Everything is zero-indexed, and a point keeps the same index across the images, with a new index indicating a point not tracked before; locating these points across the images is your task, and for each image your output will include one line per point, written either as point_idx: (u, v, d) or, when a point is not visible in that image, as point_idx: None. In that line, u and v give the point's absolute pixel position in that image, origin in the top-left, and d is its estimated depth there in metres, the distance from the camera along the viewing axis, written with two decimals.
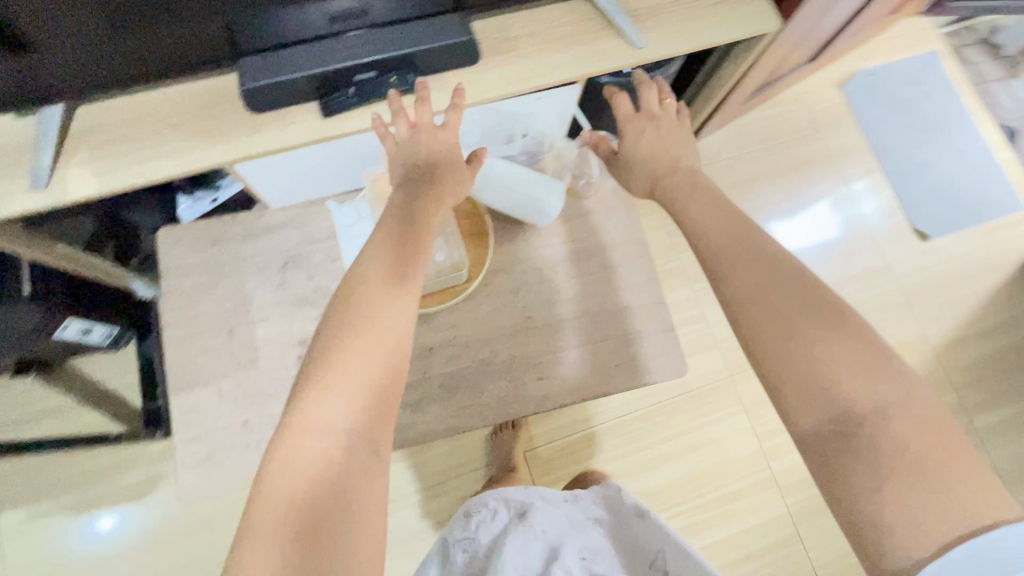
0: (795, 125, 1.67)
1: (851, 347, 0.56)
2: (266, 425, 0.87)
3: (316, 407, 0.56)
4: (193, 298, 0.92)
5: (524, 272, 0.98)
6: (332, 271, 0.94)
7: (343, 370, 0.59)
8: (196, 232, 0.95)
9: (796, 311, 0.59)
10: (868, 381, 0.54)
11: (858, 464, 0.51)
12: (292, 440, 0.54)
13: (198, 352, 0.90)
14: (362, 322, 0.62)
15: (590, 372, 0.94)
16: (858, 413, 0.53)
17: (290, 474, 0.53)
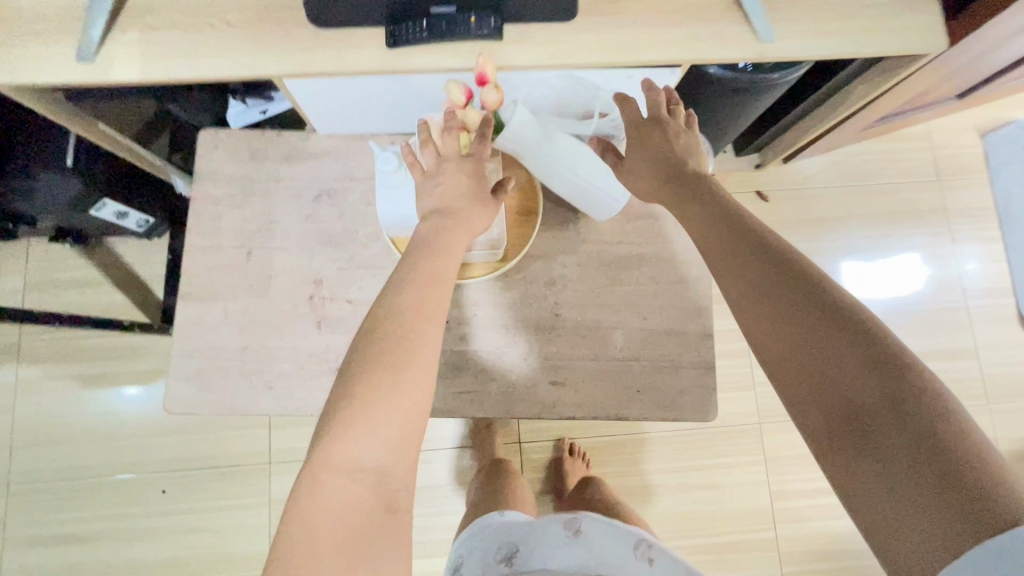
0: (911, 169, 1.45)
1: (855, 341, 0.51)
2: (263, 357, 0.84)
3: (344, 452, 0.58)
4: (219, 209, 0.88)
5: (564, 265, 0.89)
6: (363, 215, 0.88)
7: (369, 415, 0.59)
8: (238, 141, 0.90)
9: (797, 303, 0.55)
10: (872, 378, 0.49)
11: (865, 465, 0.47)
12: (322, 484, 0.56)
13: (213, 266, 0.86)
14: (389, 364, 0.62)
15: (609, 391, 0.85)
16: (860, 411, 0.49)
17: (322, 518, 0.55)
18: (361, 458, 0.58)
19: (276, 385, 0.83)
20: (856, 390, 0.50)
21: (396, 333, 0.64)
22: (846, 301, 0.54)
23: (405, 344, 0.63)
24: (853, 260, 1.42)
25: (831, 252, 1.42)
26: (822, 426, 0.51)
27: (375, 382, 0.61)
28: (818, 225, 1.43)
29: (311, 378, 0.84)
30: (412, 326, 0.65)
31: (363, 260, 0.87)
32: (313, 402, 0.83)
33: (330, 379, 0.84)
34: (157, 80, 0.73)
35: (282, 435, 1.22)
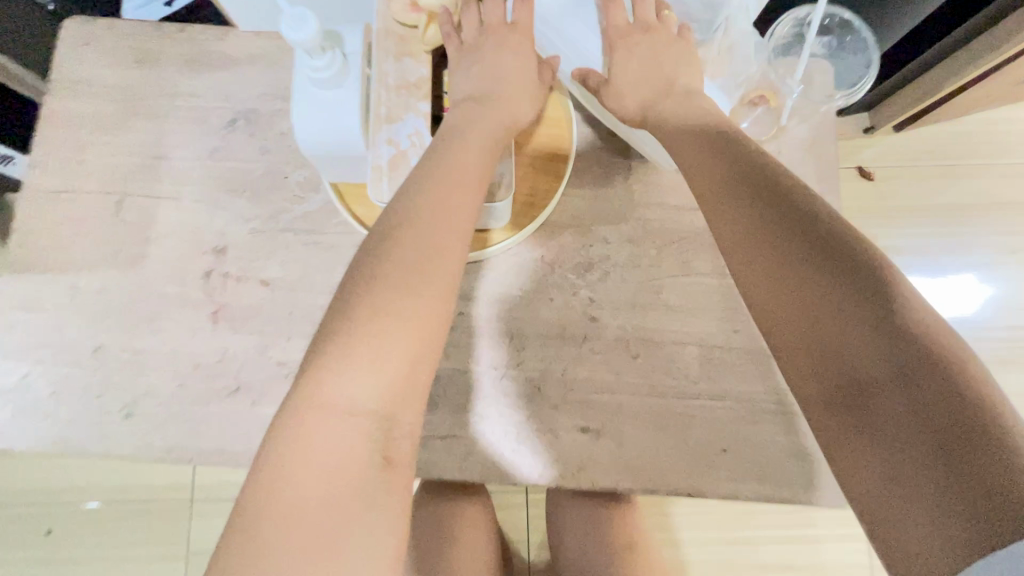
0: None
1: (854, 274, 0.35)
2: (123, 366, 0.53)
3: (343, 382, 0.36)
4: (79, 135, 0.57)
5: (606, 241, 0.56)
6: (297, 152, 0.57)
7: (378, 329, 0.37)
8: (118, 36, 0.59)
9: (772, 227, 0.39)
10: (876, 326, 0.32)
11: (862, 441, 0.31)
12: (305, 431, 0.34)
13: (62, 220, 0.56)
14: (408, 257, 0.40)
15: (672, 449, 0.52)
16: (857, 373, 0.32)
17: (310, 480, 0.33)
18: (366, 388, 0.36)
19: (138, 410, 0.52)
20: (850, 342, 0.33)
21: (423, 226, 0.41)
22: (839, 225, 0.37)
23: (430, 241, 0.41)
24: (1002, 265, 1.01)
25: (970, 252, 1.02)
26: (804, 391, 0.35)
27: (385, 282, 0.39)
28: (950, 212, 1.03)
29: (194, 402, 0.52)
30: (447, 217, 0.42)
31: (291, 220, 0.56)
32: (192, 442, 0.52)
33: (223, 406, 0.52)
34: None
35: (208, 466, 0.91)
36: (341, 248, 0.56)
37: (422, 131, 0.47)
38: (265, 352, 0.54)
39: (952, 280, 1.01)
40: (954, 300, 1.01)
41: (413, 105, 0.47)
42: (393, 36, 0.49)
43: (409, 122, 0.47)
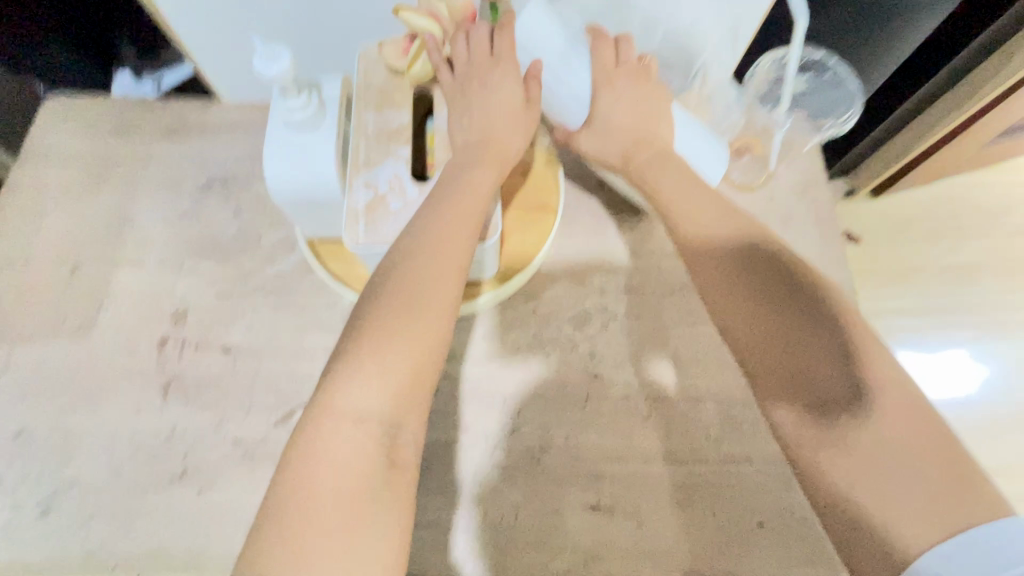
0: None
1: (813, 297, 0.37)
2: (50, 450, 0.45)
3: (351, 385, 0.33)
4: (44, 201, 0.54)
5: (603, 292, 0.52)
6: (275, 213, 0.54)
7: (387, 331, 0.34)
8: (99, 109, 0.59)
9: (749, 256, 0.39)
10: (836, 344, 0.35)
11: (829, 448, 0.32)
12: (312, 438, 0.31)
13: (8, 288, 0.51)
14: (416, 259, 0.37)
15: (702, 525, 0.44)
16: (823, 387, 0.34)
17: (317, 488, 0.29)
18: (374, 390, 0.33)
19: (57, 506, 0.43)
20: (828, 362, 0.34)
21: (426, 232, 0.38)
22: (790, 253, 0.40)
23: (432, 256, 0.38)
24: (1007, 324, 0.98)
25: (972, 311, 0.99)
26: (779, 406, 0.35)
27: (393, 284, 0.36)
28: (944, 273, 1.02)
29: (127, 493, 0.44)
30: (450, 225, 0.39)
31: (262, 281, 0.52)
32: (117, 544, 0.42)
33: (162, 496, 0.44)
34: None
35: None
36: (314, 309, 0.51)
37: (401, 177, 0.44)
38: (220, 427, 0.46)
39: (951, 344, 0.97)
40: (946, 381, 0.95)
41: (394, 151, 0.45)
42: (374, 89, 0.48)
43: (388, 167, 0.44)
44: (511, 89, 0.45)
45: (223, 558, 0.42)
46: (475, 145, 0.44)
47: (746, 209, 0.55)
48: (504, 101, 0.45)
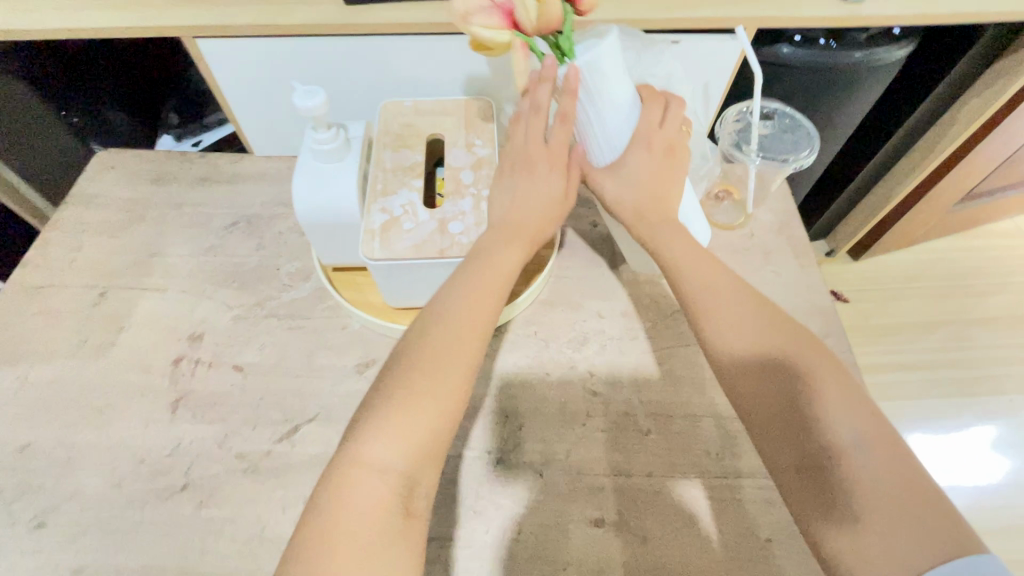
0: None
1: (802, 349, 0.39)
2: (53, 465, 0.45)
3: (377, 438, 0.35)
4: (80, 238, 0.59)
5: (600, 317, 0.55)
6: (294, 247, 0.59)
7: (411, 388, 0.37)
8: (142, 160, 0.65)
9: (747, 308, 0.41)
10: (825, 394, 0.36)
11: (823, 498, 0.34)
12: (341, 484, 0.34)
13: (35, 311, 0.54)
14: (440, 325, 0.40)
15: (708, 548, 0.43)
16: (815, 438, 0.35)
17: (342, 530, 0.32)
18: (396, 445, 0.35)
19: (54, 518, 0.43)
20: (826, 418, 0.35)
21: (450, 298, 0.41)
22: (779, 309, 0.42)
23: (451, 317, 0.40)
24: (999, 381, 1.00)
25: (964, 368, 1.01)
26: (778, 459, 0.36)
27: (419, 347, 0.39)
28: (930, 331, 1.05)
29: (126, 505, 0.44)
30: (475, 301, 0.41)
31: (277, 307, 0.55)
32: (112, 557, 0.42)
33: (161, 509, 0.44)
34: (21, 32, 0.53)
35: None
36: (324, 332, 0.53)
37: (415, 203, 0.48)
38: (225, 442, 0.47)
39: (949, 402, 0.98)
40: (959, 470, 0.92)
41: (409, 183, 0.50)
42: (392, 134, 0.53)
43: (403, 196, 0.49)
44: (553, 179, 0.45)
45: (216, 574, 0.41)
46: (498, 224, 0.45)
47: (729, 245, 0.60)
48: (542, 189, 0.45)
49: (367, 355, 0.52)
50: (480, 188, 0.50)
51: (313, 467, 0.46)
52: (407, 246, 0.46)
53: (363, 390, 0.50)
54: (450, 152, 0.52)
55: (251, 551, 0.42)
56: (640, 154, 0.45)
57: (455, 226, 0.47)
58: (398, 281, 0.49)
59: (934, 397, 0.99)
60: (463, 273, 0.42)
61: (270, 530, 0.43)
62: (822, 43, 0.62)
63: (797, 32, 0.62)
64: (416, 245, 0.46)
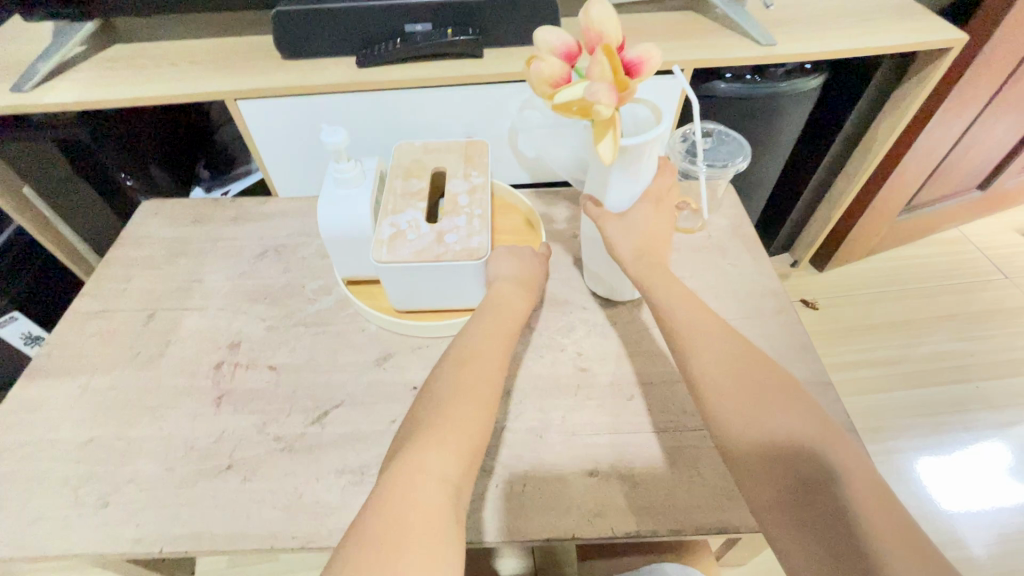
0: (982, 265, 1.24)
1: (776, 392, 0.44)
2: (116, 453, 0.52)
3: (437, 450, 0.41)
4: (131, 271, 0.68)
5: (586, 309, 0.63)
6: (318, 268, 0.68)
7: (458, 413, 0.44)
8: (180, 207, 0.75)
9: (723, 348, 0.47)
10: (800, 431, 0.42)
11: (811, 531, 0.38)
12: (406, 487, 0.38)
13: (93, 333, 0.62)
14: (476, 361, 0.48)
15: (694, 496, 0.49)
16: (799, 471, 0.40)
17: (410, 524, 0.36)
18: (454, 461, 0.41)
19: (118, 497, 0.49)
20: (809, 457, 0.40)
21: (471, 337, 0.50)
22: (753, 351, 0.48)
23: (484, 358, 0.48)
24: (964, 371, 1.08)
25: (931, 362, 1.09)
26: (760, 498, 0.41)
27: (462, 374, 0.47)
28: (898, 331, 1.14)
29: (179, 485, 0.50)
30: (496, 342, 0.50)
31: (304, 317, 0.63)
32: (170, 526, 0.48)
33: (211, 485, 0.50)
34: (96, 103, 0.64)
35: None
36: (346, 334, 0.61)
37: (418, 220, 0.57)
38: (263, 429, 0.53)
39: (924, 396, 1.05)
40: (948, 479, 0.96)
41: (414, 205, 0.59)
42: (402, 167, 0.63)
43: (409, 214, 0.58)
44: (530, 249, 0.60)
45: (261, 537, 0.47)
46: None
47: (692, 245, 0.69)
48: (525, 253, 0.59)
49: (384, 351, 0.60)
50: (474, 209, 0.59)
51: (342, 443, 0.52)
52: (410, 252, 0.55)
53: (383, 378, 0.57)
54: (451, 181, 0.62)
55: (291, 515, 0.48)
56: (625, 195, 0.54)
57: (451, 237, 0.56)
58: (402, 284, 0.57)
59: (909, 391, 1.06)
60: (482, 314, 0.53)
61: (307, 497, 0.49)
62: (749, 79, 0.76)
63: (727, 70, 0.76)
64: (422, 250, 0.55)
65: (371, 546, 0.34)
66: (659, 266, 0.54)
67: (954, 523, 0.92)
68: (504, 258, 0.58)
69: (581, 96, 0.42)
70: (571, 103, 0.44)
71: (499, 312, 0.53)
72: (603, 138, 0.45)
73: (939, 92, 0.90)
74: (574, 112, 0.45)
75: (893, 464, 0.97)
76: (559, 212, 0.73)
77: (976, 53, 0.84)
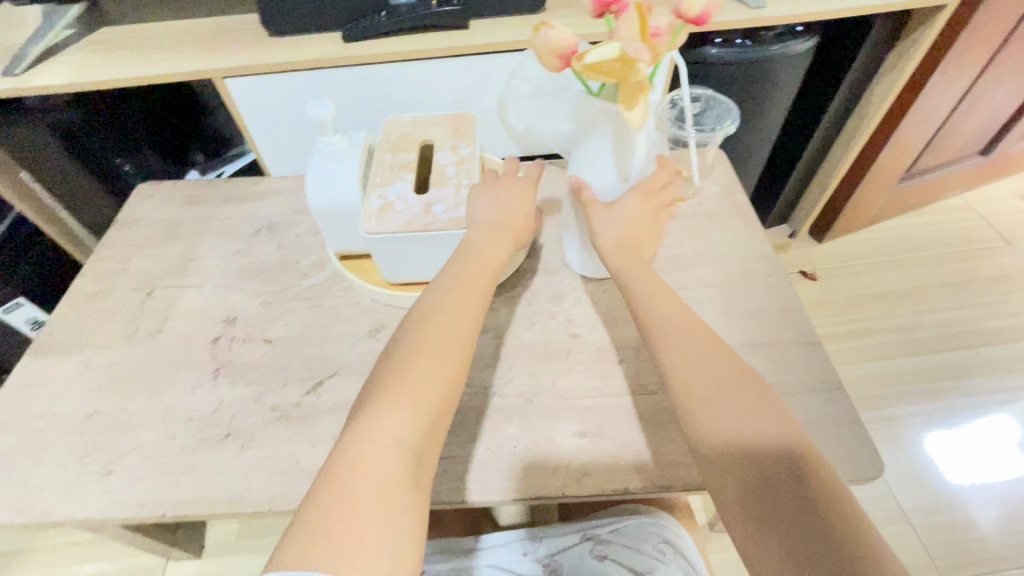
0: (984, 233, 1.22)
1: (737, 384, 0.45)
2: (118, 425, 0.53)
3: (389, 416, 0.41)
4: (129, 252, 0.69)
5: (577, 278, 0.63)
6: (311, 244, 0.68)
7: (413, 375, 0.43)
8: (174, 189, 0.76)
9: (690, 335, 0.48)
10: (757, 422, 0.42)
11: (764, 520, 0.39)
12: (357, 458, 0.38)
13: (94, 312, 0.63)
14: (436, 321, 0.47)
15: (679, 457, 0.49)
16: (753, 461, 0.41)
17: (363, 493, 0.37)
18: (411, 424, 0.41)
19: (120, 467, 0.51)
20: (764, 448, 0.41)
21: (437, 298, 0.49)
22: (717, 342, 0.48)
23: (447, 321, 0.47)
24: (965, 338, 1.07)
25: (931, 330, 1.09)
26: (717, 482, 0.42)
27: (423, 335, 0.46)
28: (898, 300, 1.13)
29: (179, 454, 0.51)
30: (464, 300, 0.50)
31: (298, 291, 0.64)
32: (171, 492, 0.49)
33: (209, 453, 0.51)
34: (86, 85, 0.65)
35: (181, 567, 0.87)
36: (339, 307, 0.62)
37: (406, 191, 0.58)
38: (260, 399, 0.55)
39: (923, 364, 1.05)
40: (942, 444, 0.96)
41: (402, 176, 0.59)
42: (391, 140, 0.63)
43: (397, 186, 0.58)
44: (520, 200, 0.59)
45: (260, 500, 0.48)
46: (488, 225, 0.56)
47: (683, 212, 0.69)
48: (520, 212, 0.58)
49: (377, 322, 0.60)
50: (461, 179, 0.60)
51: (336, 411, 0.54)
52: (399, 224, 0.55)
53: (376, 349, 0.58)
54: (438, 153, 0.62)
55: (288, 480, 0.49)
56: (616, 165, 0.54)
57: (439, 207, 0.57)
58: (393, 255, 0.58)
59: (908, 358, 1.06)
60: (457, 268, 0.52)
61: (303, 462, 0.50)
62: (741, 42, 0.75)
63: (717, 35, 0.75)
64: (412, 220, 0.56)
65: (321, 520, 0.35)
66: (646, 231, 0.55)
67: (948, 487, 0.92)
68: (484, 203, 0.56)
69: (615, 56, 0.40)
70: (601, 64, 0.41)
71: (473, 267, 0.52)
72: (636, 103, 0.44)
73: (938, 53, 0.88)
74: (604, 74, 0.42)
75: (891, 430, 0.98)
76: (549, 183, 0.73)
77: (975, 11, 0.82)
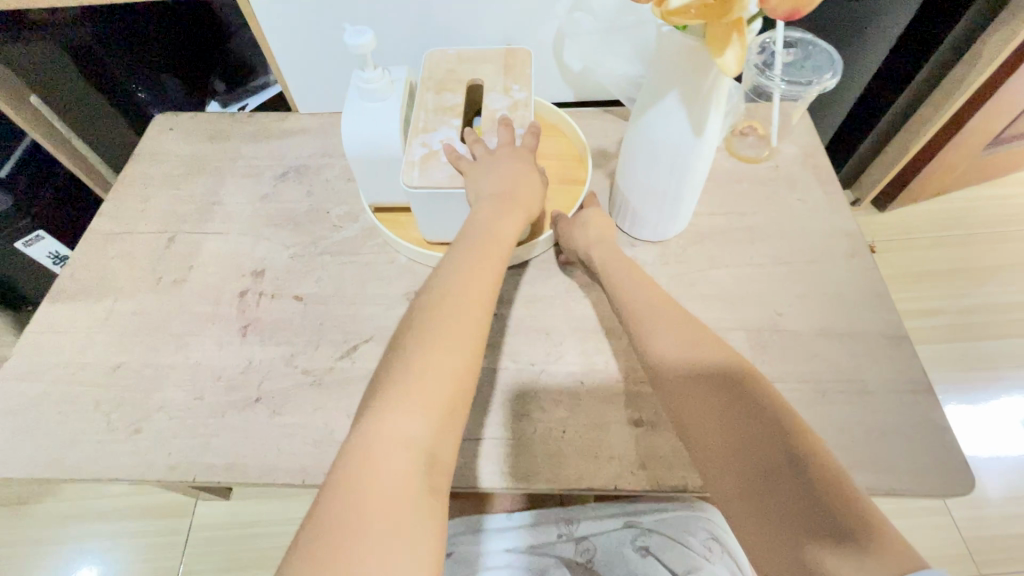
0: None
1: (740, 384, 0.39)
2: (144, 380, 0.51)
3: (403, 411, 0.35)
4: (148, 191, 0.64)
5: (634, 246, 0.57)
6: (343, 192, 0.63)
7: (429, 365, 0.37)
8: (195, 122, 0.70)
9: (694, 332, 0.42)
10: (769, 427, 0.36)
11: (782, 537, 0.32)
12: (361, 460, 0.33)
13: (114, 256, 0.59)
14: (449, 298, 0.41)
15: None
16: (764, 470, 0.34)
17: (373, 503, 0.32)
18: (423, 422, 0.35)
19: (148, 425, 0.48)
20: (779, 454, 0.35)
21: (457, 271, 0.43)
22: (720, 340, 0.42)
23: (461, 299, 0.41)
24: None
25: (992, 313, 1.01)
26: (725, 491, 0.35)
27: (437, 316, 0.40)
28: (959, 278, 1.05)
29: (209, 416, 0.49)
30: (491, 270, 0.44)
31: (330, 244, 0.59)
32: (201, 456, 0.47)
33: (240, 417, 0.48)
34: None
35: (210, 505, 0.89)
36: (375, 265, 0.57)
37: (453, 138, 0.51)
38: (291, 361, 0.51)
39: (979, 348, 0.98)
40: (987, 433, 0.91)
41: (447, 121, 0.52)
42: (435, 78, 0.56)
43: (442, 131, 0.51)
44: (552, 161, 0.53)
45: (293, 471, 0.46)
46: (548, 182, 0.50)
47: (756, 177, 0.61)
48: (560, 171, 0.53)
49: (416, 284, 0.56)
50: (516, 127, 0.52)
51: None
52: (444, 178, 0.48)
53: None
54: (488, 95, 0.55)
55: (322, 450, 0.47)
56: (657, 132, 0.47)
57: None
58: (435, 211, 0.52)
59: (964, 341, 0.99)
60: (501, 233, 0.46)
61: (338, 432, 0.47)
62: None
63: None
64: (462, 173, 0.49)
65: (324, 536, 0.30)
66: None
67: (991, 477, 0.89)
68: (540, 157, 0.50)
69: None
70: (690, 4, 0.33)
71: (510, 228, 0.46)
72: (729, 44, 0.36)
73: None
74: (693, 15, 0.34)
75: None
76: (607, 135, 0.65)
77: None
